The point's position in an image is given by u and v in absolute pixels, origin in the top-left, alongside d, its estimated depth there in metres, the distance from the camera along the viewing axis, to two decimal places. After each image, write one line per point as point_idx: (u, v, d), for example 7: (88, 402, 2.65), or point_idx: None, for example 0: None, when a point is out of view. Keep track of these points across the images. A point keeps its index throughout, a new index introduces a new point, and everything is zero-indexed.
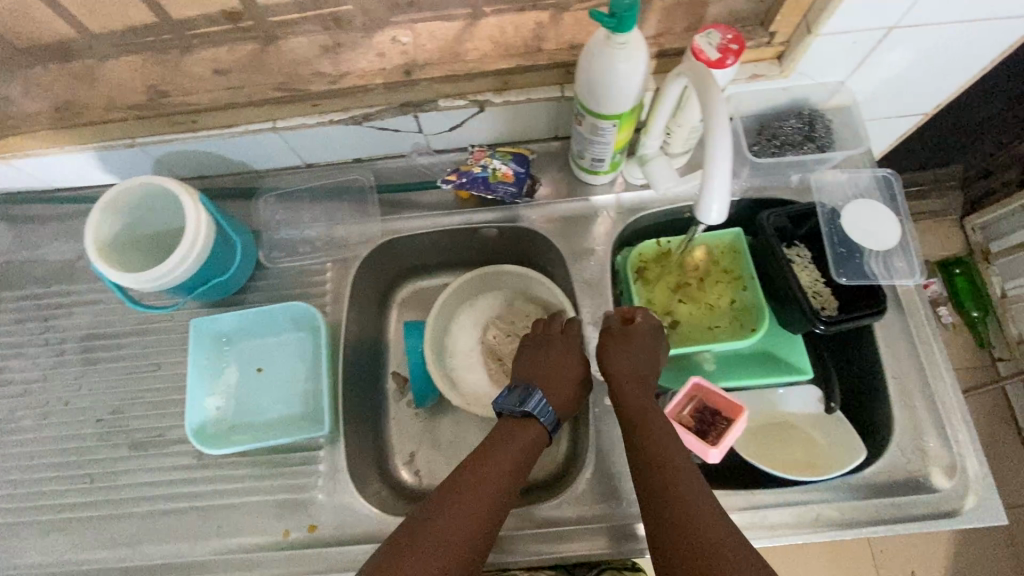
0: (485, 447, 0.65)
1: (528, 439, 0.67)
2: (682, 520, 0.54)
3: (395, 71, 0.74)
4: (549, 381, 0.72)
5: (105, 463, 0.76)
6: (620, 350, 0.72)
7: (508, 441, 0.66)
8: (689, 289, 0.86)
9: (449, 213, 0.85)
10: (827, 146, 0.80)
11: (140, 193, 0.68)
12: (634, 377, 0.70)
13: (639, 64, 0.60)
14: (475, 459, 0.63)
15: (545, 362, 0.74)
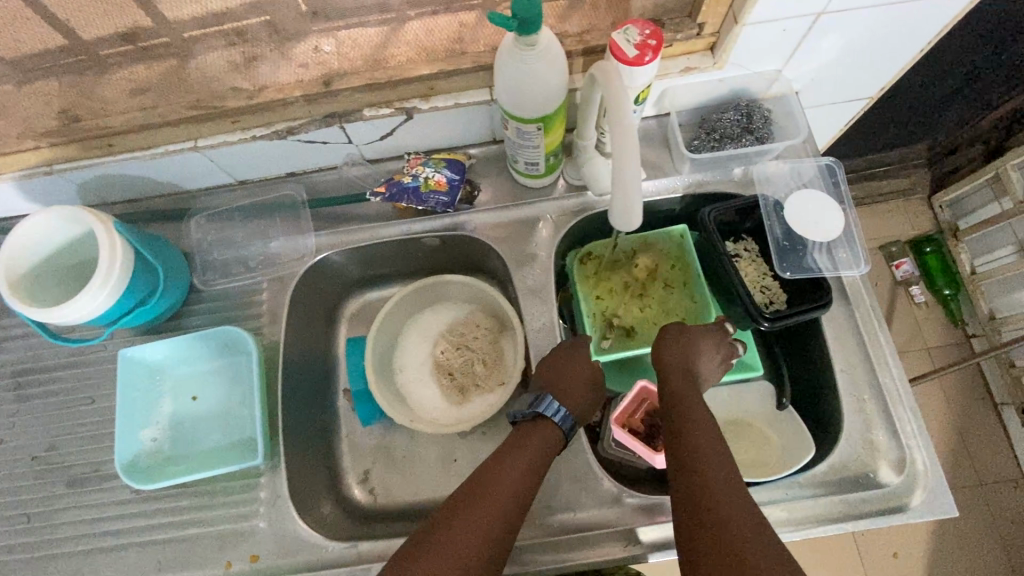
0: (503, 448, 0.65)
1: (550, 439, 0.67)
2: (709, 503, 0.52)
3: (313, 82, 0.71)
4: (562, 388, 0.71)
5: (38, 504, 0.73)
6: (677, 345, 0.71)
7: (531, 443, 0.66)
8: (637, 290, 0.83)
9: (387, 225, 0.82)
10: (767, 137, 0.78)
11: (55, 223, 0.65)
12: (685, 368, 0.69)
13: (552, 65, 0.58)
14: (494, 462, 0.63)
15: (567, 366, 0.73)
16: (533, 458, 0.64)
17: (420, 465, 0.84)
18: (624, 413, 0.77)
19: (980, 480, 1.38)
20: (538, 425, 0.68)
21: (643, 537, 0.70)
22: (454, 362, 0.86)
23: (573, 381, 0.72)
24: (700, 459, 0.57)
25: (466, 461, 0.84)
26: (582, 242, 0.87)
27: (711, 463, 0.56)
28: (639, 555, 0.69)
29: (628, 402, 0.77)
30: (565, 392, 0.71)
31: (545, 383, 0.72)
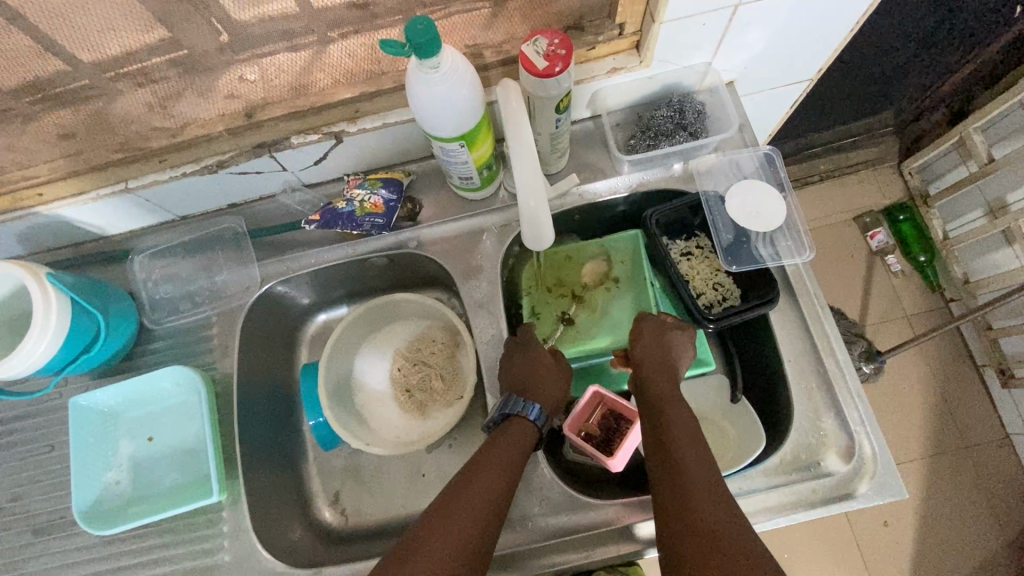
0: (481, 454, 0.65)
1: (525, 437, 0.67)
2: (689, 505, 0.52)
3: (236, 115, 0.71)
4: (532, 386, 0.71)
5: (8, 553, 0.74)
6: (653, 341, 0.71)
7: (508, 446, 0.65)
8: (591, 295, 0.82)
9: (332, 248, 0.82)
10: (700, 132, 0.78)
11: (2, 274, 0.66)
12: (662, 367, 0.69)
13: (459, 84, 0.57)
14: (473, 466, 0.63)
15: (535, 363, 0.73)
16: (510, 458, 0.64)
17: (386, 483, 0.84)
18: (580, 419, 0.75)
19: (967, 445, 1.37)
20: (513, 423, 0.68)
21: (638, 533, 0.69)
22: (413, 380, 0.87)
23: (543, 376, 0.72)
24: (680, 459, 0.57)
25: (433, 476, 0.83)
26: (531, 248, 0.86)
27: (693, 463, 0.56)
28: (629, 553, 0.69)
29: (583, 407, 0.75)
30: (534, 391, 0.71)
31: (512, 386, 0.72)
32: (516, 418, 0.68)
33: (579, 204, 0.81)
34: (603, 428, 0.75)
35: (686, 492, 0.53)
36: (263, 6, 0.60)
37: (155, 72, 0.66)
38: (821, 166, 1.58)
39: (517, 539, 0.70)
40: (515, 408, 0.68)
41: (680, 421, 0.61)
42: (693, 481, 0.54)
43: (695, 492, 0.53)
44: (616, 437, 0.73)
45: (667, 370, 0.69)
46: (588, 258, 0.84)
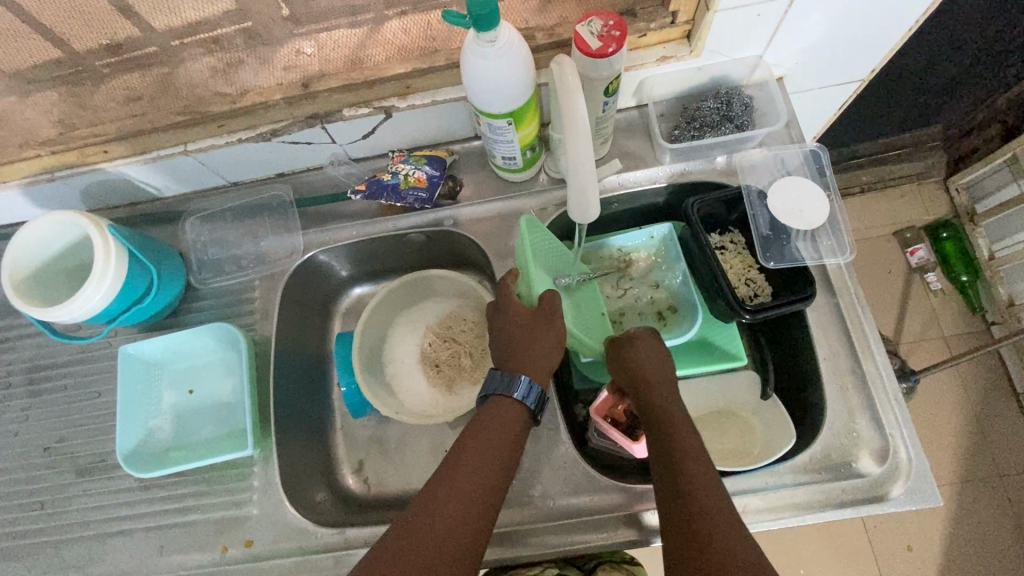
0: (460, 451, 0.61)
1: (510, 420, 0.64)
2: (706, 540, 0.52)
3: (294, 84, 0.73)
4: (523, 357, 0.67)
5: (54, 489, 0.78)
6: (645, 352, 0.68)
7: (490, 439, 0.62)
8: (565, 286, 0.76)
9: (372, 221, 0.84)
10: (747, 124, 0.77)
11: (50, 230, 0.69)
12: (659, 381, 0.66)
13: (515, 62, 0.59)
14: (449, 470, 0.60)
15: (538, 326, 0.68)
16: (491, 454, 0.61)
17: (409, 455, 0.85)
18: (605, 404, 0.75)
19: (1001, 472, 1.32)
20: (497, 404, 0.65)
21: (648, 521, 0.69)
22: (442, 355, 0.88)
23: (538, 346, 0.67)
24: (688, 484, 0.56)
25: None
26: (567, 234, 0.87)
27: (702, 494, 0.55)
28: (648, 539, 0.69)
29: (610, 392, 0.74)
30: (532, 364, 0.67)
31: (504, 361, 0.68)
32: (498, 399, 0.65)
33: (619, 192, 0.81)
34: (629, 416, 0.74)
35: (702, 522, 0.53)
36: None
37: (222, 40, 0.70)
38: (862, 178, 1.54)
39: (537, 517, 0.71)
40: (500, 384, 0.66)
41: (687, 444, 0.60)
42: (706, 512, 0.54)
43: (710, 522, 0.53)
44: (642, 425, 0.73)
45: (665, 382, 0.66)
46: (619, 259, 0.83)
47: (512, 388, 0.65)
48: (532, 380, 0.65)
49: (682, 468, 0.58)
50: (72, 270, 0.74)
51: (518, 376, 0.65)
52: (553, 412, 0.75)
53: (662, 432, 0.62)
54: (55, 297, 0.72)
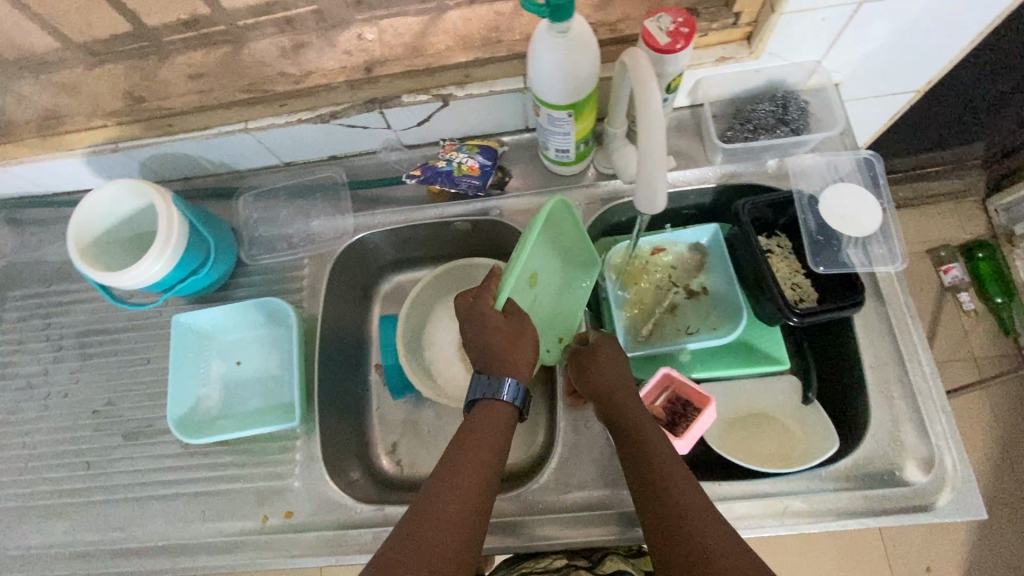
0: (457, 455, 0.61)
1: (499, 423, 0.64)
2: (693, 538, 0.54)
3: (357, 69, 0.75)
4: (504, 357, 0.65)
5: (101, 451, 0.80)
6: (608, 355, 0.70)
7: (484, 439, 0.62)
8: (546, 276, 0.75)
9: (420, 207, 0.85)
10: (802, 129, 0.77)
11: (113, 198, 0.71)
12: (623, 386, 0.68)
13: (585, 55, 0.60)
14: (449, 470, 0.59)
15: (512, 331, 0.66)
16: (485, 456, 0.61)
17: (443, 440, 0.86)
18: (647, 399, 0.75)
19: None
20: (487, 408, 0.64)
21: None
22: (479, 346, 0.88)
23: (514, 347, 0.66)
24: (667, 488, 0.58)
25: None
26: (612, 230, 0.87)
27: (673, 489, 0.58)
28: None
29: (653, 387, 0.74)
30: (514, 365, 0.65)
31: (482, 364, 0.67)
32: (487, 403, 0.65)
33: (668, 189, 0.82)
34: (669, 412, 0.74)
35: (687, 521, 0.55)
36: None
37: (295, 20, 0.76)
38: (898, 193, 1.52)
39: (571, 506, 0.72)
40: (488, 387, 0.65)
41: (660, 451, 0.62)
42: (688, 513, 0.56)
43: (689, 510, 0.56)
44: (682, 421, 0.73)
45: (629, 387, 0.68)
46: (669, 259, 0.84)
47: (500, 391, 0.65)
48: (518, 379, 0.65)
49: (660, 472, 0.60)
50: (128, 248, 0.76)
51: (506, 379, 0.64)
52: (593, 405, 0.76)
53: (632, 437, 0.64)
54: (114, 265, 0.74)
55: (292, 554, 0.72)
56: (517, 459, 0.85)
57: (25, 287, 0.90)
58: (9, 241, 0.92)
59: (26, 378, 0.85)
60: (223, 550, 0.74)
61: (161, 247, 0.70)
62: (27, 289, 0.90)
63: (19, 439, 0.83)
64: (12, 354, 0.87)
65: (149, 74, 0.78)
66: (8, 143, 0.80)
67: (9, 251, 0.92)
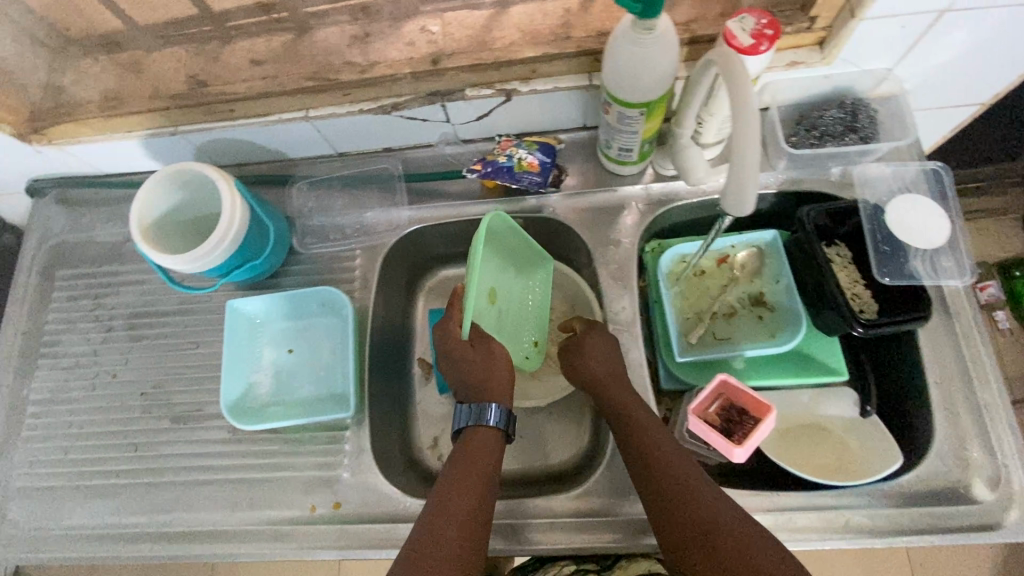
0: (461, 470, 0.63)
1: (490, 443, 0.68)
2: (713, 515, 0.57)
3: (423, 60, 0.74)
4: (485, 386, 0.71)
5: (149, 433, 0.80)
6: (593, 345, 0.74)
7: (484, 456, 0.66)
8: (501, 289, 0.82)
9: (475, 203, 0.85)
10: (870, 137, 0.76)
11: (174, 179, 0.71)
12: (609, 374, 0.71)
13: (667, 51, 0.59)
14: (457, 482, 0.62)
15: (480, 358, 0.72)
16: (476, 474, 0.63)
17: None
18: (701, 406, 0.73)
19: None
20: (473, 434, 0.68)
21: None
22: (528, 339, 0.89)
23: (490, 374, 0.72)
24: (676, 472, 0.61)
25: (531, 438, 0.85)
26: (666, 232, 0.87)
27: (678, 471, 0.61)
28: None
29: (708, 394, 0.73)
30: (491, 392, 0.71)
31: (465, 396, 0.72)
32: (472, 429, 0.69)
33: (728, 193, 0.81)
34: (724, 419, 0.73)
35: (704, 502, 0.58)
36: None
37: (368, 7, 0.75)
38: None
39: (621, 509, 0.72)
40: (469, 415, 0.69)
41: (660, 439, 0.64)
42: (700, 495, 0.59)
43: (698, 489, 0.59)
44: (739, 430, 0.71)
45: (616, 374, 0.71)
46: (728, 263, 0.83)
47: (483, 416, 0.69)
48: (501, 404, 0.70)
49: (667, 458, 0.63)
50: (185, 239, 0.76)
51: (488, 403, 0.69)
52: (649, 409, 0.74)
53: (630, 429, 0.66)
54: (170, 246, 0.74)
55: (343, 544, 0.72)
56: (562, 460, 0.84)
57: (74, 267, 0.90)
58: (59, 221, 0.92)
59: (75, 358, 0.85)
60: (271, 537, 0.73)
61: (227, 225, 0.70)
62: (76, 269, 0.90)
63: (66, 418, 0.83)
64: (60, 333, 0.87)
65: (212, 58, 0.77)
66: (66, 122, 0.79)
67: (58, 230, 0.92)
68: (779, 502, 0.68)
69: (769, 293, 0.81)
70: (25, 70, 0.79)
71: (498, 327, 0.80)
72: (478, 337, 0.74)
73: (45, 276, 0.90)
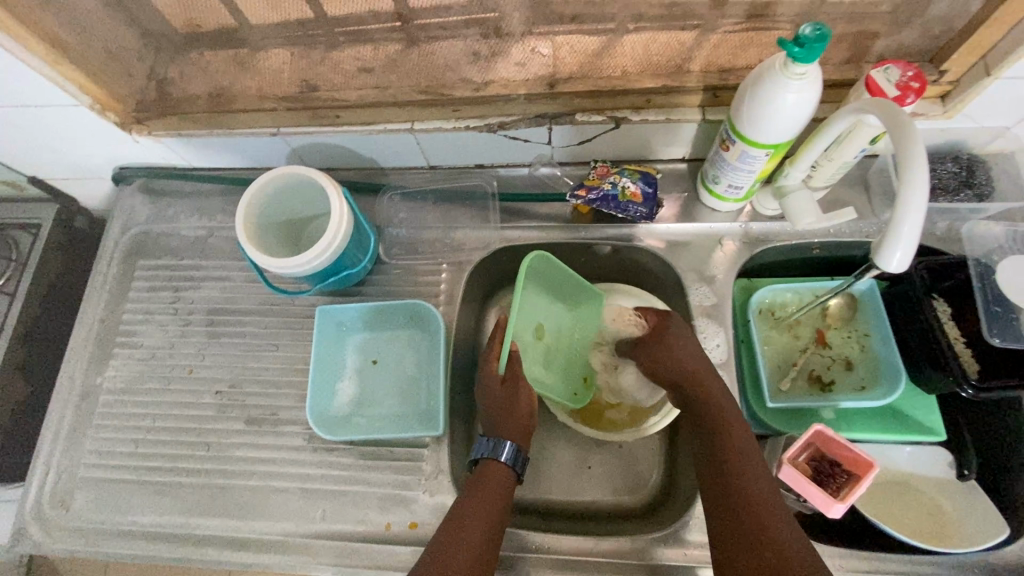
0: (468, 503, 0.64)
1: (501, 475, 0.67)
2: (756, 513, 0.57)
3: (539, 82, 0.73)
4: (499, 422, 0.72)
5: (222, 434, 0.79)
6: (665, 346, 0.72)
7: (493, 483, 0.66)
8: (549, 326, 0.83)
9: (566, 227, 0.84)
10: (985, 195, 0.75)
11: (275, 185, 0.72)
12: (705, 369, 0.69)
13: (812, 97, 0.58)
14: (464, 512, 0.62)
15: (505, 395, 0.72)
16: (497, 501, 0.65)
17: (555, 466, 0.83)
18: (792, 454, 0.70)
19: None
20: (486, 467, 0.68)
21: None
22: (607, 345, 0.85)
23: (512, 406, 0.72)
24: (738, 468, 0.61)
25: (600, 470, 0.82)
26: (756, 271, 0.85)
27: (740, 467, 0.61)
28: None
29: (801, 442, 0.70)
30: (511, 428, 0.71)
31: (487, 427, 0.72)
32: (487, 463, 0.68)
33: (828, 238, 0.79)
34: (815, 470, 0.70)
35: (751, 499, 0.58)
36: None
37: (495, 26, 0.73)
38: None
39: (656, 555, 0.70)
40: (486, 448, 0.69)
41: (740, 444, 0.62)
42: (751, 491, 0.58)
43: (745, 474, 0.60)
44: (832, 483, 0.69)
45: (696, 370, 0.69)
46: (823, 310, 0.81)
47: (498, 450, 0.69)
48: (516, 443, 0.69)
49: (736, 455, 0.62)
50: (284, 251, 0.78)
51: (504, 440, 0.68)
52: None
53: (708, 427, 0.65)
54: (266, 248, 0.75)
55: None
56: (633, 498, 0.81)
57: (156, 256, 0.90)
58: (143, 210, 0.92)
59: (151, 349, 0.84)
60: (345, 553, 0.71)
61: (336, 229, 0.71)
62: (159, 260, 0.90)
63: (137, 410, 0.81)
64: (138, 323, 0.86)
65: (321, 63, 0.77)
66: (171, 115, 0.80)
67: (142, 219, 0.92)
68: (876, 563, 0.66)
69: (869, 342, 0.79)
70: (135, 60, 0.79)
71: (542, 362, 0.81)
72: (512, 375, 0.73)
73: (126, 264, 0.90)
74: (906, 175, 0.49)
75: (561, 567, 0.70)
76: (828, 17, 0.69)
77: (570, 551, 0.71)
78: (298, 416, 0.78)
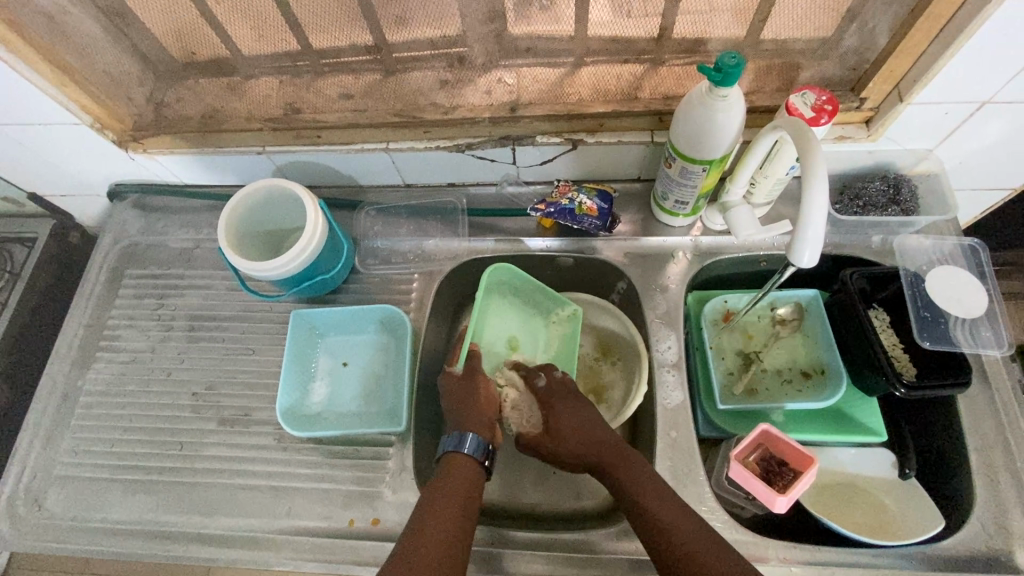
0: (431, 510, 0.64)
1: (470, 477, 0.69)
2: (665, 526, 0.62)
3: (502, 107, 0.80)
4: (460, 415, 0.75)
5: (195, 433, 0.81)
6: (563, 399, 0.76)
7: (459, 499, 0.66)
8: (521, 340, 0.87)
9: (530, 239, 0.89)
10: (912, 210, 0.82)
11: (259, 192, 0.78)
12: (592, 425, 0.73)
13: (736, 116, 0.65)
14: (438, 497, 0.65)
15: (464, 389, 0.77)
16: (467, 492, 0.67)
17: (522, 470, 0.86)
18: (741, 453, 0.73)
19: None
20: (452, 461, 0.70)
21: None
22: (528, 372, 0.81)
23: (472, 403, 0.76)
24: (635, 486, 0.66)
25: (564, 474, 0.85)
26: (709, 283, 0.91)
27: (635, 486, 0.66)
28: None
29: (748, 442, 0.73)
30: (478, 422, 0.74)
31: (450, 425, 0.75)
32: (452, 456, 0.70)
33: (772, 251, 0.85)
34: (763, 468, 0.72)
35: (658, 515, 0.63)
36: (533, 26, 0.77)
37: (465, 57, 0.81)
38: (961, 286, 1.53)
39: (608, 547, 0.72)
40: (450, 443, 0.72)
41: (633, 470, 0.68)
42: (654, 507, 0.64)
43: (646, 493, 0.65)
44: (779, 480, 0.71)
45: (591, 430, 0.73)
46: (767, 321, 0.87)
47: (462, 444, 0.71)
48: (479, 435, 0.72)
49: (629, 476, 0.67)
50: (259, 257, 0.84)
51: (467, 433, 0.71)
52: (692, 452, 0.75)
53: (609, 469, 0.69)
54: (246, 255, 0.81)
55: (378, 561, 0.71)
56: (593, 501, 0.83)
57: (145, 266, 0.95)
58: (134, 223, 0.98)
59: (132, 353, 0.88)
60: (307, 548, 0.73)
61: (312, 232, 0.76)
62: (147, 269, 0.94)
63: (115, 411, 0.84)
64: (122, 328, 0.90)
65: (305, 88, 0.84)
66: (163, 133, 0.86)
67: (131, 231, 0.97)
68: (821, 556, 0.68)
69: (811, 351, 0.84)
70: (133, 85, 0.85)
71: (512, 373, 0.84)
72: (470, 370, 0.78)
73: (115, 273, 0.95)
74: (808, 180, 0.56)
75: (517, 562, 0.72)
76: (760, 52, 0.77)
77: (525, 545, 0.73)
78: (270, 416, 0.82)
